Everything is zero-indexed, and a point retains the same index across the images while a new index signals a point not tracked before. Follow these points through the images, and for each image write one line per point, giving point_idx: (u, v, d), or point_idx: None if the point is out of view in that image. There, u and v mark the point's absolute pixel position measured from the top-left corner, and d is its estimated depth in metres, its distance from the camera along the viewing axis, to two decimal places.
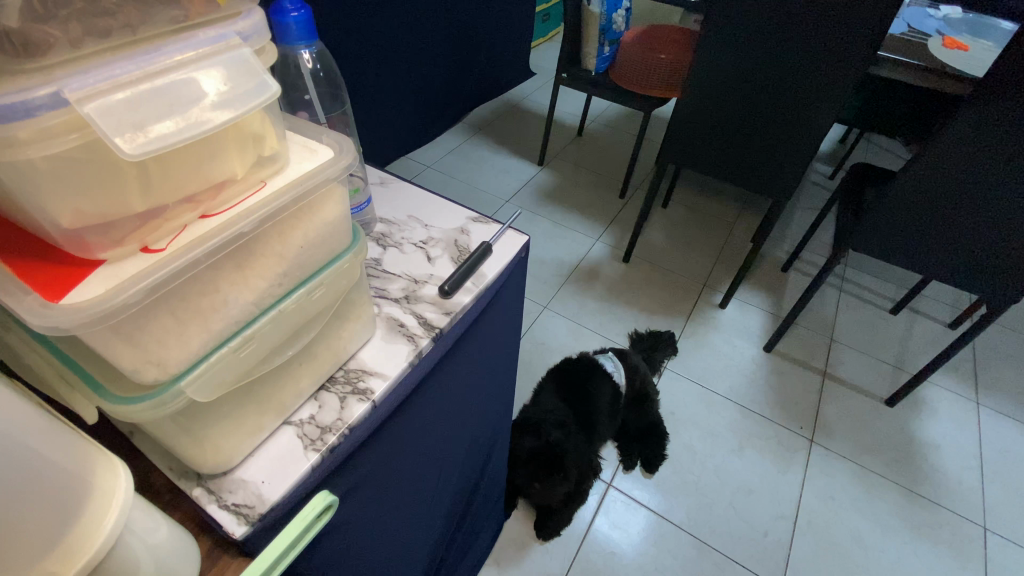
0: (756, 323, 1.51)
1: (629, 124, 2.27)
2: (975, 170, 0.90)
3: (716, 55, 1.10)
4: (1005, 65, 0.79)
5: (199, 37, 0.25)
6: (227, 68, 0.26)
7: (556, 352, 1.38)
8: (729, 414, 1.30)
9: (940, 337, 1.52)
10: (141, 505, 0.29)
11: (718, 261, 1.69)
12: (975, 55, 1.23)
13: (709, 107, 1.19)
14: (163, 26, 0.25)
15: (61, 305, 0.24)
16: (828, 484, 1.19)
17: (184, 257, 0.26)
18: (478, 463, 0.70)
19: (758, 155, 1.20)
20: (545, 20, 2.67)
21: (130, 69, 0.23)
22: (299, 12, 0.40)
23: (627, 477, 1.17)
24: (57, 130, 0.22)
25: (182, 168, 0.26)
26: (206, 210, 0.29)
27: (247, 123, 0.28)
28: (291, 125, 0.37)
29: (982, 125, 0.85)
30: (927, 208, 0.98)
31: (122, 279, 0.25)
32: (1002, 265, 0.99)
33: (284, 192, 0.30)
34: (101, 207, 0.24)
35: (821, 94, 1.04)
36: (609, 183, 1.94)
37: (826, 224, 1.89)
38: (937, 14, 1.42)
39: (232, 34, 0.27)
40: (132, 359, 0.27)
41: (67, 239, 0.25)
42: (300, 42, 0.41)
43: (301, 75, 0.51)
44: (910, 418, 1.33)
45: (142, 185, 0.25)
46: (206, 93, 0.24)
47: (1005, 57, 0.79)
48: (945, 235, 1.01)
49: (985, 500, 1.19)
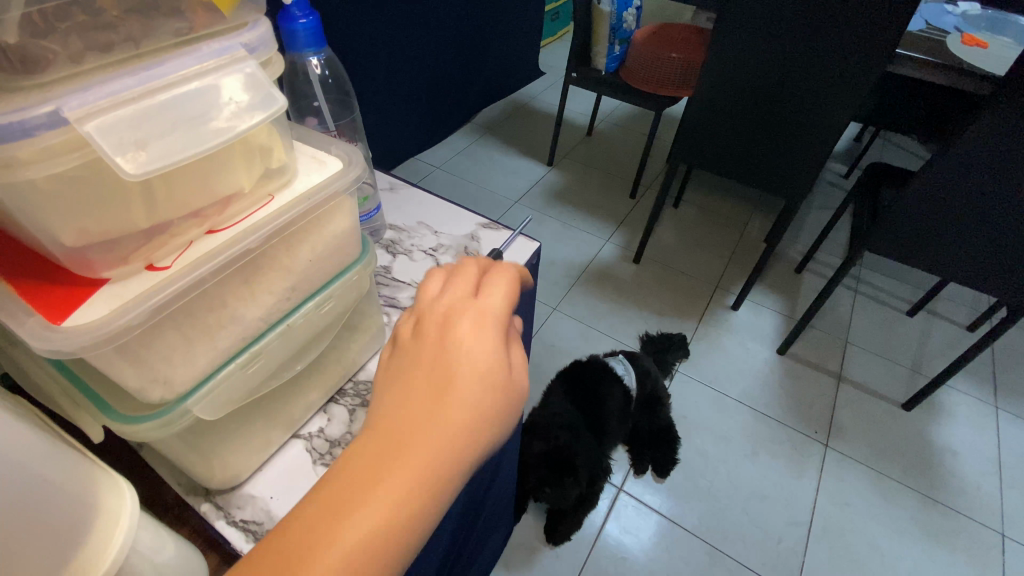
0: (769, 325, 1.49)
1: (639, 123, 2.25)
2: (993, 172, 0.87)
3: (730, 52, 1.09)
4: None
5: (203, 50, 0.25)
6: (234, 80, 0.25)
7: (566, 355, 1.37)
8: (742, 417, 1.28)
9: (958, 341, 1.49)
10: (148, 524, 0.29)
11: (731, 262, 1.67)
12: (996, 53, 1.20)
13: (721, 106, 1.17)
14: (166, 38, 0.25)
15: (64, 326, 0.23)
16: (842, 489, 1.17)
17: (188, 277, 0.26)
18: (489, 471, 0.69)
19: (774, 153, 1.17)
20: (555, 19, 2.66)
21: (131, 85, 0.22)
22: (307, 18, 0.40)
23: (638, 481, 1.16)
24: (58, 150, 0.21)
25: (190, 184, 0.25)
26: (212, 225, 0.28)
27: (253, 136, 0.27)
28: (300, 135, 0.36)
29: (1000, 127, 0.82)
30: (948, 208, 0.96)
31: (126, 299, 0.25)
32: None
33: (292, 207, 0.30)
34: (105, 226, 0.24)
35: (837, 90, 1.01)
36: (619, 183, 1.92)
37: (842, 224, 1.85)
38: (954, 10, 1.39)
39: (238, 46, 0.26)
40: (138, 378, 0.26)
41: (70, 258, 0.24)
42: (308, 49, 0.41)
43: (308, 81, 0.51)
44: (928, 423, 1.30)
45: (148, 203, 0.24)
46: (213, 109, 0.24)
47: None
48: (967, 236, 0.98)
49: (1005, 507, 1.16)
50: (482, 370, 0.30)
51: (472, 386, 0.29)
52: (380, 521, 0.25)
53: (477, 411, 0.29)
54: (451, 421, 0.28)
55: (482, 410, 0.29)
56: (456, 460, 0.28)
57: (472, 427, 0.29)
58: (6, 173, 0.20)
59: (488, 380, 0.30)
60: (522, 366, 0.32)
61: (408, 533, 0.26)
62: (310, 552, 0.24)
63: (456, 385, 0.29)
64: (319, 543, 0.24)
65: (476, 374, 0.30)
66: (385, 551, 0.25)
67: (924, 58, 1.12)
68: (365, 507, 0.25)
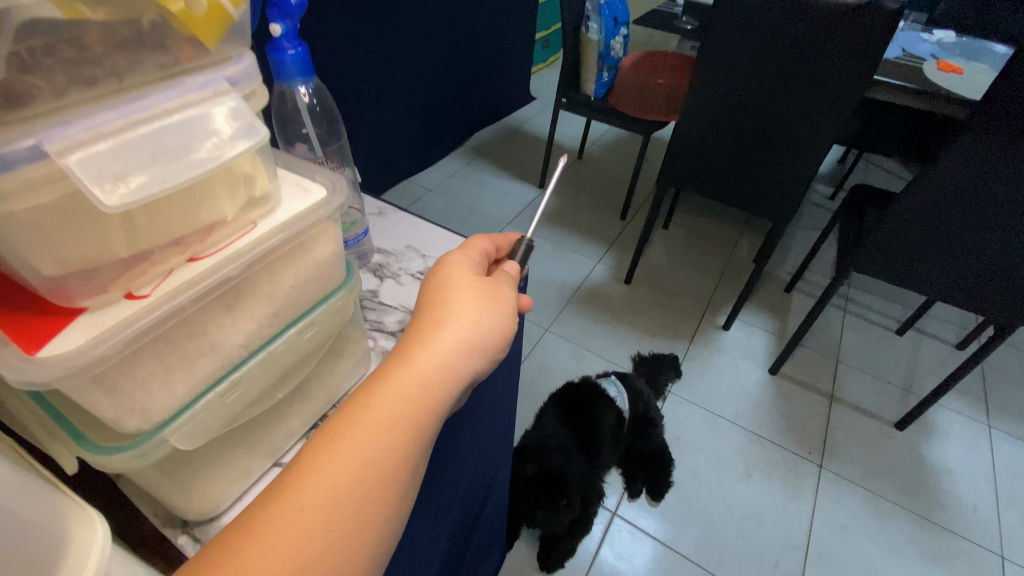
0: (760, 345, 1.50)
1: (628, 147, 2.29)
2: (978, 191, 0.89)
3: (714, 77, 1.11)
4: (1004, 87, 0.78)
5: (187, 84, 0.25)
6: (219, 113, 0.26)
7: (558, 377, 1.36)
8: (736, 439, 1.27)
9: (948, 359, 1.51)
10: (120, 559, 0.28)
11: (721, 282, 1.68)
12: (972, 78, 1.24)
13: (708, 129, 1.20)
14: (151, 73, 0.25)
15: (38, 357, 0.23)
16: (839, 511, 1.16)
17: (167, 305, 0.26)
18: (478, 497, 0.68)
19: (762, 174, 1.20)
20: (545, 46, 2.73)
21: (112, 118, 0.22)
22: (296, 50, 0.41)
23: (632, 506, 1.15)
24: (39, 184, 0.21)
25: (171, 213, 0.26)
26: (194, 253, 0.28)
27: (236, 166, 0.28)
28: (285, 163, 0.37)
29: (982, 145, 0.84)
30: (948, 216, 0.94)
31: (103, 328, 0.24)
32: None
33: (275, 234, 0.30)
34: (83, 255, 0.24)
35: (822, 112, 1.04)
36: (609, 205, 1.95)
37: (829, 244, 1.89)
38: (930, 38, 1.45)
39: (221, 79, 0.27)
40: (112, 408, 0.26)
41: (48, 288, 0.24)
42: (297, 78, 0.42)
43: (297, 110, 0.52)
44: (922, 442, 1.30)
45: (128, 233, 0.25)
46: (195, 141, 0.24)
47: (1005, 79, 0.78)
48: (967, 246, 0.97)
49: (1002, 528, 1.15)
50: (481, 283, 0.39)
51: (471, 287, 0.39)
52: (418, 382, 0.33)
53: (483, 308, 0.38)
54: (463, 315, 0.37)
55: (484, 307, 0.38)
56: (475, 341, 0.36)
57: (483, 315, 0.37)
58: None
59: (489, 290, 0.39)
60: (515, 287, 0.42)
61: (443, 391, 0.34)
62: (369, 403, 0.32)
63: (462, 286, 0.39)
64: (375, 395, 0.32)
65: (475, 286, 0.39)
66: (424, 404, 0.33)
67: (901, 84, 1.16)
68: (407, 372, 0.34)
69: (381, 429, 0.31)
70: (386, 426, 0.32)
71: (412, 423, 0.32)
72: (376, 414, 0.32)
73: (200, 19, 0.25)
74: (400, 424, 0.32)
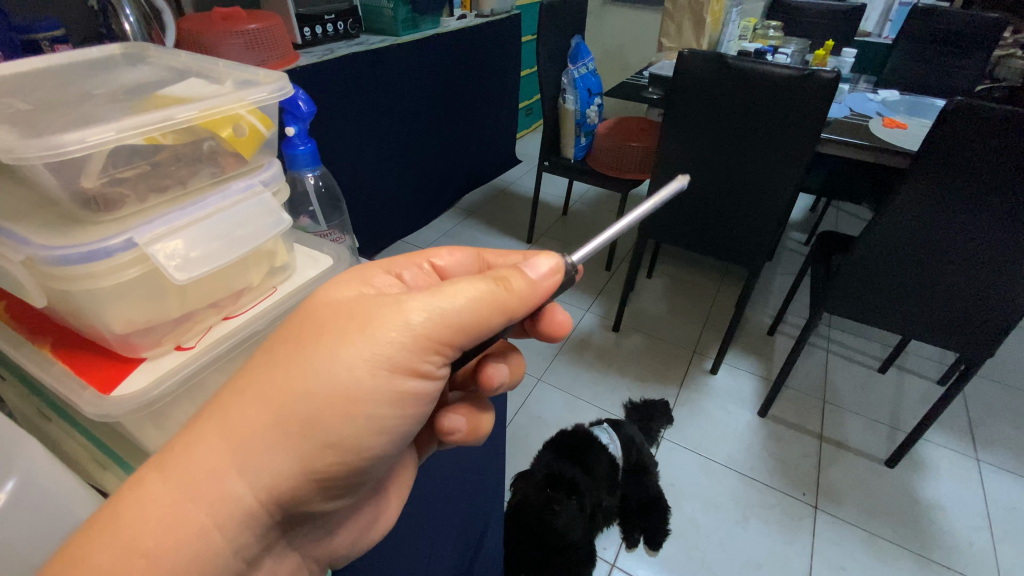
0: (748, 388, 1.55)
1: (610, 203, 2.43)
2: (925, 235, 0.98)
3: (679, 142, 1.24)
4: (932, 146, 0.89)
5: (231, 188, 0.38)
6: (256, 209, 0.39)
7: (552, 426, 1.39)
8: (729, 483, 1.30)
9: (930, 395, 1.56)
10: None
11: (706, 328, 1.76)
12: (914, 132, 1.37)
13: (678, 187, 1.32)
14: (204, 180, 0.38)
15: (114, 395, 0.32)
16: (838, 553, 1.17)
17: (210, 352, 0.36)
18: (472, 543, 0.71)
19: (730, 226, 1.31)
20: (528, 114, 2.94)
21: (179, 217, 0.34)
22: (305, 146, 0.53)
23: (630, 556, 1.15)
24: (125, 265, 0.32)
25: (213, 284, 0.37)
26: (226, 313, 0.39)
27: (264, 246, 0.39)
28: (298, 239, 0.49)
29: (921, 195, 0.94)
30: (925, 242, 0.99)
31: (160, 372, 0.34)
32: (1017, 306, 0.98)
33: (291, 295, 0.42)
34: (146, 317, 0.34)
35: (778, 170, 1.16)
36: (595, 258, 2.05)
37: (805, 287, 1.98)
38: (875, 98, 1.61)
39: (257, 183, 0.40)
40: (159, 440, 0.37)
41: (120, 342, 0.34)
42: (305, 167, 0.54)
43: (305, 191, 0.61)
44: (913, 479, 1.33)
45: (180, 298, 0.35)
46: (235, 232, 0.37)
47: (932, 139, 0.88)
48: (948, 276, 1.01)
49: (1000, 562, 1.17)
50: (370, 305, 0.38)
51: (367, 316, 0.37)
52: (214, 468, 0.33)
53: (351, 338, 0.36)
54: (293, 372, 0.35)
55: (367, 326, 0.36)
56: (291, 414, 0.34)
57: (356, 358, 0.35)
58: (93, 282, 0.31)
59: (388, 308, 0.38)
60: (467, 297, 0.39)
61: (245, 474, 0.34)
62: (115, 523, 0.31)
63: (368, 311, 0.38)
64: (121, 513, 0.31)
65: (374, 303, 0.38)
66: (187, 526, 0.32)
67: (857, 142, 1.27)
68: (178, 473, 0.33)
69: (156, 530, 0.31)
70: (163, 524, 0.31)
71: (195, 513, 0.32)
72: (119, 538, 0.30)
73: (243, 139, 0.38)
74: (147, 554, 0.30)
